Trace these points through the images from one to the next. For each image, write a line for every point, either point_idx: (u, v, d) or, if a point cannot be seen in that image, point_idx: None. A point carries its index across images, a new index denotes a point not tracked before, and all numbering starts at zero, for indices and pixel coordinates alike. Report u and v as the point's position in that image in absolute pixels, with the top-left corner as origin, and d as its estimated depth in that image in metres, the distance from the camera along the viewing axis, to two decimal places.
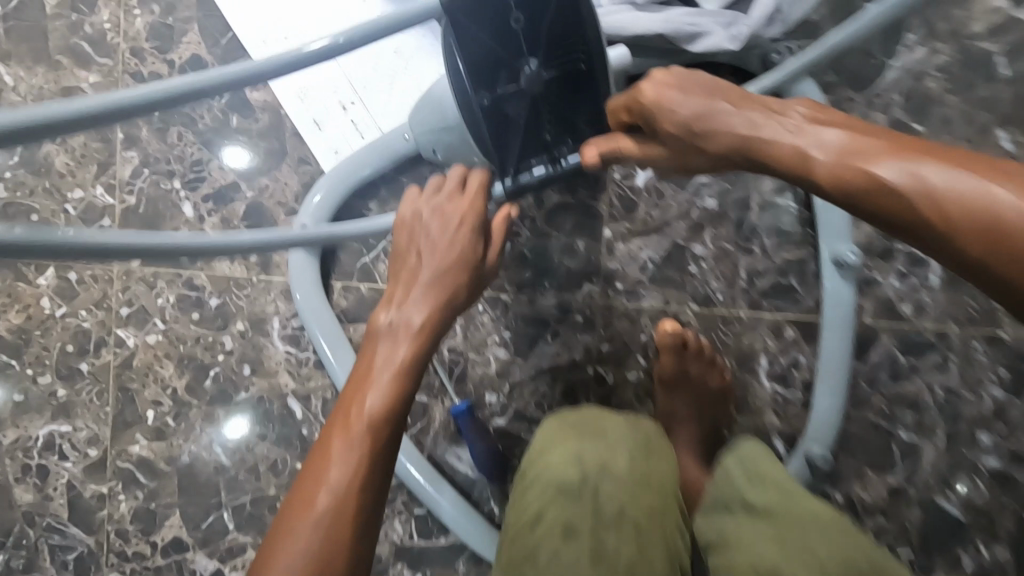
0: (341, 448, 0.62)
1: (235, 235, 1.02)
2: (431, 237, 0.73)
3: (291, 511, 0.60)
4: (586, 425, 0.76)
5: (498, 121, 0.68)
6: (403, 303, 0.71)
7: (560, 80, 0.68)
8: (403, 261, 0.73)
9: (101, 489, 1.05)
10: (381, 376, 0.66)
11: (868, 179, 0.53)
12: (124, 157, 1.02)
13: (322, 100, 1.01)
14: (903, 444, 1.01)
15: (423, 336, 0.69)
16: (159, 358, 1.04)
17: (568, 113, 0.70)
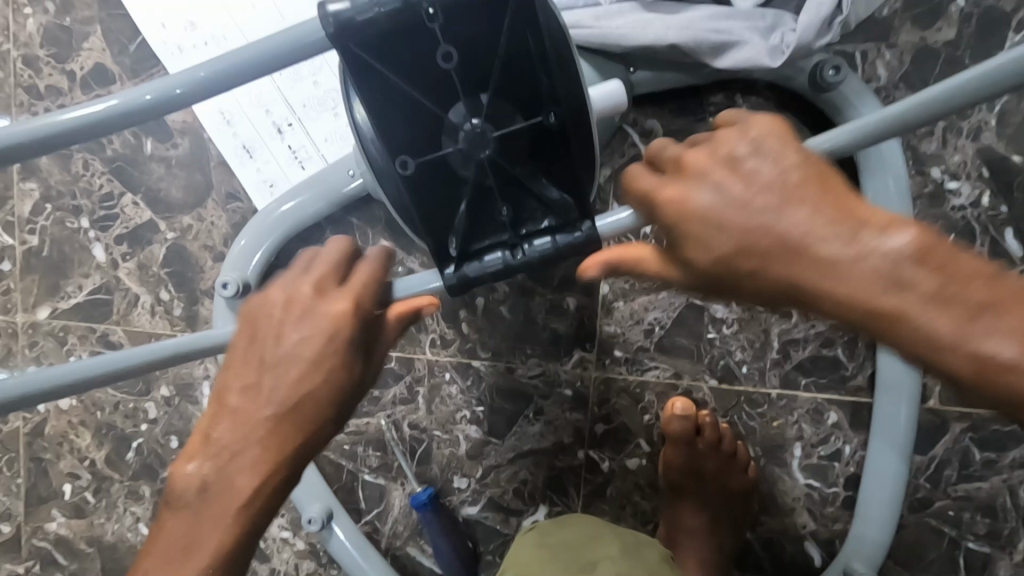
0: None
1: (154, 284, 0.85)
2: (277, 352, 0.49)
3: None
4: (577, 538, 0.71)
5: (432, 195, 0.52)
6: (224, 452, 0.48)
7: (514, 138, 0.51)
8: (233, 379, 0.50)
9: (17, 569, 0.92)
10: (181, 562, 0.46)
11: None
12: (22, 190, 0.85)
13: (251, 120, 0.81)
14: (973, 557, 0.81)
15: (242, 499, 0.47)
16: (74, 425, 0.89)
17: (531, 185, 0.52)
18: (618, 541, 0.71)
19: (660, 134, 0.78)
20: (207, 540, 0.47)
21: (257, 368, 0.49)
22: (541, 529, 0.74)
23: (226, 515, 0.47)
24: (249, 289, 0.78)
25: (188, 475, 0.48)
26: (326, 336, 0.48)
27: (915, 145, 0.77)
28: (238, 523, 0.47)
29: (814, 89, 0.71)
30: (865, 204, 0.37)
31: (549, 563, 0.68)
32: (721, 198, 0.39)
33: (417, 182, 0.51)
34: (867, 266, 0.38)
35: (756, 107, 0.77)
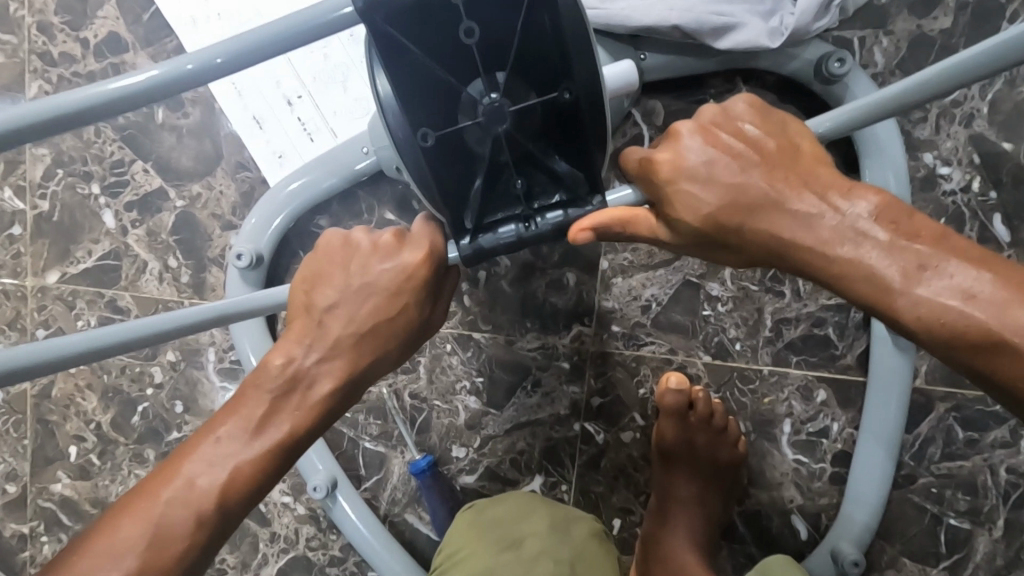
0: (177, 496, 0.50)
1: (163, 251, 0.87)
2: (365, 280, 0.57)
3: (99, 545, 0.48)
4: (509, 514, 0.74)
5: (451, 169, 0.52)
6: (323, 341, 0.56)
7: (530, 115, 0.52)
8: (322, 296, 0.57)
9: (22, 529, 0.94)
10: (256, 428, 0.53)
11: (935, 311, 0.44)
12: (34, 154, 0.87)
13: (263, 93, 0.83)
14: (953, 533, 0.83)
15: (329, 392, 0.56)
16: (81, 388, 0.91)
17: (543, 160, 0.54)
18: (549, 515, 0.74)
19: (662, 114, 0.79)
20: (276, 426, 0.54)
21: (345, 291, 0.57)
22: (479, 504, 0.77)
23: (313, 401, 0.55)
24: (261, 260, 0.80)
25: (269, 368, 0.54)
26: (409, 278, 0.57)
27: (908, 130, 0.79)
28: (306, 416, 0.55)
29: (814, 74, 0.73)
30: (801, 186, 0.49)
31: (482, 541, 0.72)
32: (692, 168, 0.51)
33: (437, 155, 0.52)
34: (811, 226, 0.48)
35: (756, 90, 0.79)
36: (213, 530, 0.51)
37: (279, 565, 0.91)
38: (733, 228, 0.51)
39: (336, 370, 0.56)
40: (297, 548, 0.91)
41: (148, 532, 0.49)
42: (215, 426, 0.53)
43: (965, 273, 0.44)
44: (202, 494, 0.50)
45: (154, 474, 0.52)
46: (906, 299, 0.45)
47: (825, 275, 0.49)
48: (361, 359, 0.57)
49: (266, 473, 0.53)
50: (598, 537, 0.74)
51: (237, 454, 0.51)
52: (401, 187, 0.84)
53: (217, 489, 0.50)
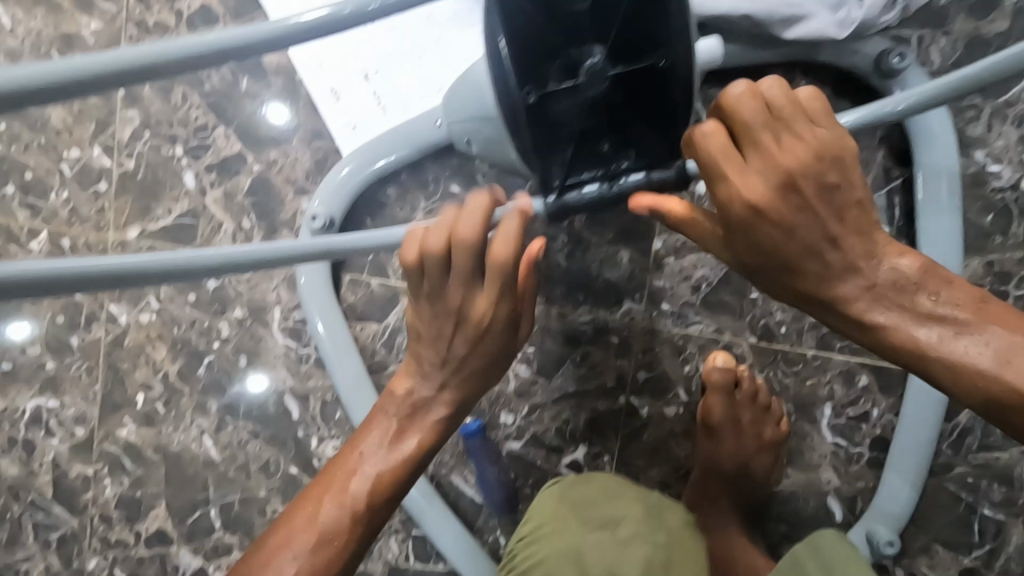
0: (330, 517, 0.61)
1: (238, 213, 0.92)
2: (463, 303, 0.60)
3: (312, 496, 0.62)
4: (597, 495, 0.72)
5: (547, 124, 0.56)
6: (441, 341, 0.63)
7: (625, 81, 0.55)
8: (425, 327, 0.63)
9: (87, 471, 0.99)
10: (415, 409, 0.65)
11: (969, 375, 0.48)
12: (123, 116, 0.92)
13: (342, 67, 0.88)
14: (987, 523, 0.85)
15: (453, 397, 0.66)
16: (151, 339, 0.96)
17: (631, 125, 0.57)
18: (642, 502, 0.72)
19: None
20: (433, 408, 0.65)
21: (442, 314, 0.61)
22: (565, 480, 0.75)
23: (448, 393, 0.65)
24: (333, 224, 0.85)
25: (417, 371, 0.65)
26: (495, 294, 0.59)
27: (961, 127, 0.82)
28: (436, 419, 0.65)
29: (874, 69, 0.77)
30: (854, 240, 0.52)
31: (571, 519, 0.70)
32: (754, 198, 0.51)
33: (537, 110, 0.55)
34: (853, 286, 0.52)
35: (814, 84, 0.82)
36: (381, 512, 0.63)
37: None
38: (779, 265, 0.53)
39: (446, 400, 0.65)
40: None
41: (342, 500, 0.61)
42: (346, 458, 0.63)
43: (1001, 341, 0.47)
44: (346, 514, 0.61)
45: (324, 472, 0.64)
46: (938, 358, 0.49)
47: (851, 325, 0.53)
48: (467, 385, 0.65)
49: (397, 492, 0.63)
50: (688, 524, 0.73)
51: (371, 476, 0.62)
52: (468, 163, 0.88)
53: (360, 509, 0.61)
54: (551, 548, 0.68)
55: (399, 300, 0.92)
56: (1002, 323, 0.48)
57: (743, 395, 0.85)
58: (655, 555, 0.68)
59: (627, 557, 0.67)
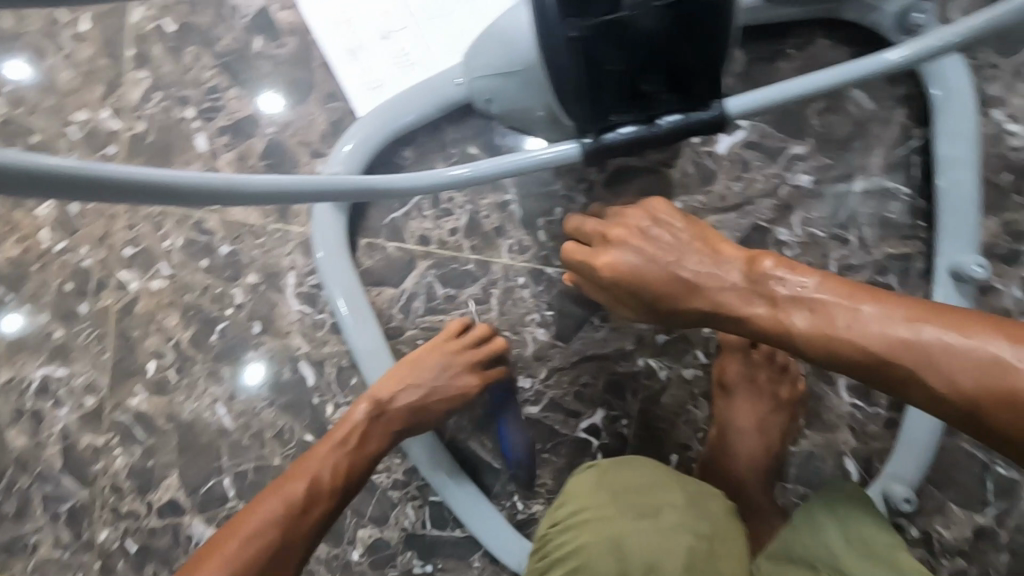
0: (265, 508, 0.73)
1: (251, 176, 0.90)
2: (421, 375, 0.83)
3: (260, 501, 0.74)
4: (640, 483, 0.70)
5: (589, 64, 0.54)
6: (408, 376, 0.83)
7: (674, 16, 0.52)
8: (395, 374, 0.84)
9: (97, 441, 0.97)
10: (364, 435, 0.80)
11: (867, 351, 0.54)
12: (133, 77, 0.91)
13: (359, 27, 0.87)
14: (1001, 481, 0.87)
15: (398, 426, 0.81)
16: (162, 306, 0.95)
17: (678, 64, 0.54)
18: (682, 489, 0.69)
19: (743, 62, 0.83)
20: (372, 437, 0.80)
21: (417, 377, 0.84)
22: (603, 465, 0.73)
23: (390, 426, 0.81)
24: None
25: (374, 401, 0.81)
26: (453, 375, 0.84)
27: (981, 88, 0.82)
28: (373, 445, 0.80)
29: (897, 26, 0.77)
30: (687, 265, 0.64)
31: (610, 504, 0.68)
32: (646, 238, 0.68)
33: (581, 47, 0.53)
34: (734, 296, 0.63)
35: (835, 44, 0.82)
36: (318, 524, 0.75)
37: None
38: (683, 293, 0.65)
39: (399, 423, 0.82)
40: None
41: (292, 502, 0.73)
42: (306, 460, 0.78)
43: (901, 322, 0.53)
44: (289, 510, 0.73)
45: (280, 481, 0.76)
46: (845, 343, 0.55)
47: (768, 334, 0.61)
48: (412, 425, 0.82)
49: (330, 502, 0.76)
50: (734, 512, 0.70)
51: (317, 480, 0.76)
52: (486, 125, 0.88)
53: (299, 511, 0.73)
54: (587, 535, 0.65)
55: (416, 264, 0.91)
56: (933, 319, 0.53)
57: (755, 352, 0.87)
58: (700, 545, 0.64)
59: (670, 547, 0.63)
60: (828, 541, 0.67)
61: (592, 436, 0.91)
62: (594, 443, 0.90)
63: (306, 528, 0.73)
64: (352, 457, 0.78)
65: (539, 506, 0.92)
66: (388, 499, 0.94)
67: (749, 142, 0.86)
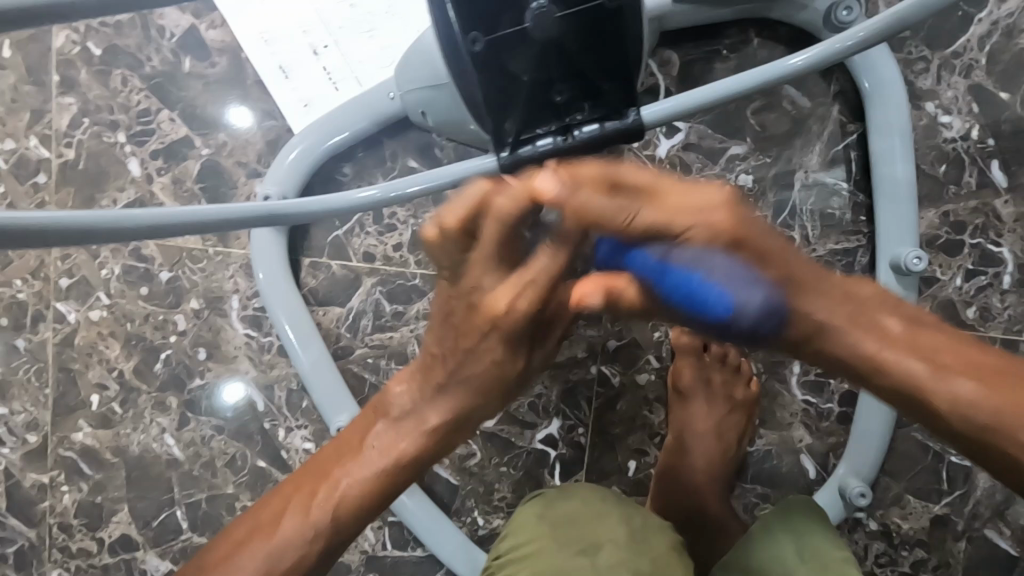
0: (288, 525, 0.54)
1: (188, 199, 0.88)
2: (463, 358, 0.54)
3: (256, 523, 0.54)
4: (580, 515, 0.71)
5: (495, 75, 0.53)
6: (456, 348, 0.54)
7: (577, 22, 0.51)
8: (435, 342, 0.55)
9: (42, 479, 0.94)
10: (399, 432, 0.56)
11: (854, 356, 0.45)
12: (59, 103, 0.88)
13: (290, 43, 0.85)
14: (954, 469, 0.87)
15: (438, 430, 0.57)
16: (103, 337, 0.92)
17: (587, 71, 0.53)
18: (625, 520, 0.71)
19: (677, 64, 0.82)
20: (404, 443, 0.56)
21: (441, 351, 0.55)
22: (547, 496, 0.74)
23: (443, 409, 0.57)
24: None
25: (393, 399, 0.57)
26: (497, 327, 0.51)
27: (912, 82, 0.83)
28: (418, 446, 0.56)
29: (824, 23, 0.77)
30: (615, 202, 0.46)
31: (550, 538, 0.69)
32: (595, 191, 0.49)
33: (484, 61, 0.52)
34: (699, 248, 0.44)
35: (768, 42, 0.82)
36: (342, 537, 0.55)
37: None
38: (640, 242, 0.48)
39: (437, 417, 0.57)
40: None
41: (307, 522, 0.54)
42: (336, 455, 0.57)
43: (884, 340, 0.45)
44: (312, 526, 0.54)
45: (291, 480, 0.56)
46: (943, 396, 0.44)
47: (870, 368, 0.45)
48: (458, 407, 0.57)
49: (370, 508, 0.56)
50: (676, 550, 0.71)
51: (343, 486, 0.55)
52: (425, 137, 0.87)
53: (324, 530, 0.54)
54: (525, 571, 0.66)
55: (361, 282, 0.89)
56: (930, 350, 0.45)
57: (710, 355, 0.85)
58: None
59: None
60: (782, 554, 0.67)
61: (549, 446, 0.89)
62: (552, 454, 0.89)
63: (328, 548, 0.54)
64: (390, 460, 0.56)
65: (499, 521, 0.90)
66: None
67: (689, 144, 0.86)
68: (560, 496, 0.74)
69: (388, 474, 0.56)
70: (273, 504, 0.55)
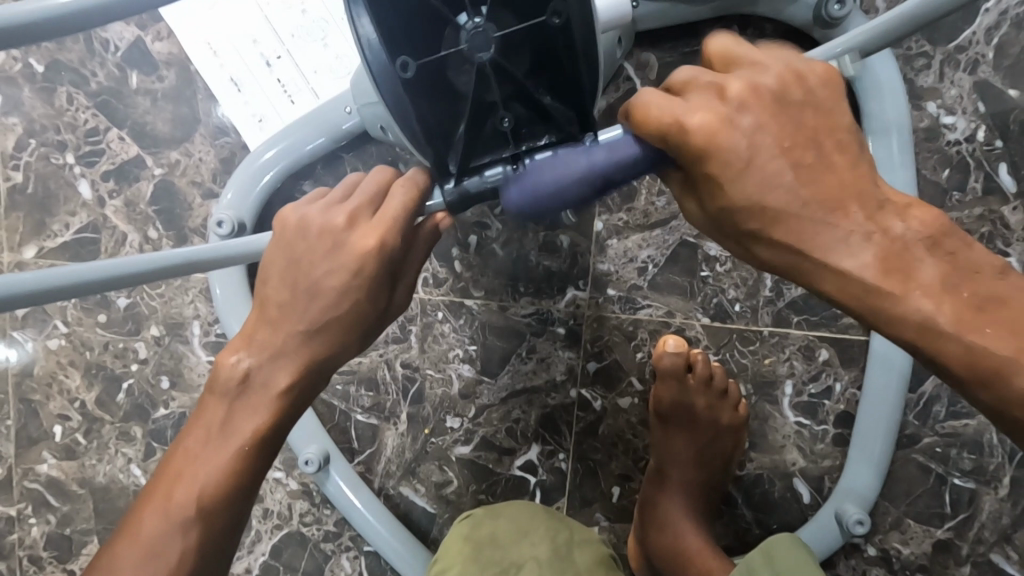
0: (152, 530, 0.47)
1: (142, 222, 0.83)
2: (316, 278, 0.50)
3: (119, 539, 0.48)
4: (506, 533, 0.67)
5: (433, 105, 0.51)
6: (295, 294, 0.51)
7: (515, 44, 0.50)
8: (273, 291, 0.51)
9: (9, 511, 0.91)
10: (247, 404, 0.51)
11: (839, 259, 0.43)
12: (4, 124, 0.83)
13: (241, 55, 0.80)
14: (959, 492, 0.82)
15: (288, 392, 0.51)
16: (63, 366, 0.89)
17: (531, 94, 0.51)
18: (548, 536, 0.67)
19: (656, 67, 0.76)
20: (255, 411, 0.51)
21: (295, 282, 0.51)
22: (477, 516, 0.70)
23: (292, 368, 0.51)
24: (242, 228, 0.77)
25: (223, 370, 0.51)
26: (367, 268, 0.50)
27: (912, 79, 0.76)
28: (268, 419, 0.50)
29: (815, 19, 0.70)
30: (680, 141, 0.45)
31: (472, 560, 0.65)
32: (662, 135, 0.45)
33: (418, 87, 0.50)
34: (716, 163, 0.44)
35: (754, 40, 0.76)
36: (221, 531, 0.48)
37: (273, 542, 0.90)
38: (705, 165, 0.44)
39: (294, 363, 0.51)
40: (290, 524, 0.90)
41: (166, 521, 0.47)
42: (183, 451, 0.50)
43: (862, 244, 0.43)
44: (179, 527, 0.47)
45: (152, 482, 0.50)
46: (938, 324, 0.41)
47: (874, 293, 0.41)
48: (316, 358, 0.51)
49: (237, 498, 0.50)
50: (601, 563, 0.66)
51: (198, 481, 0.48)
52: (388, 152, 0.81)
53: (188, 518, 0.47)
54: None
55: None
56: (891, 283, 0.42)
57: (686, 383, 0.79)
58: None
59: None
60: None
61: (528, 473, 0.85)
62: (531, 481, 0.85)
63: (202, 545, 0.47)
64: (241, 443, 0.50)
65: None
66: (321, 551, 0.89)
67: None
68: (484, 515, 0.70)
69: (238, 455, 0.49)
70: (132, 516, 0.49)
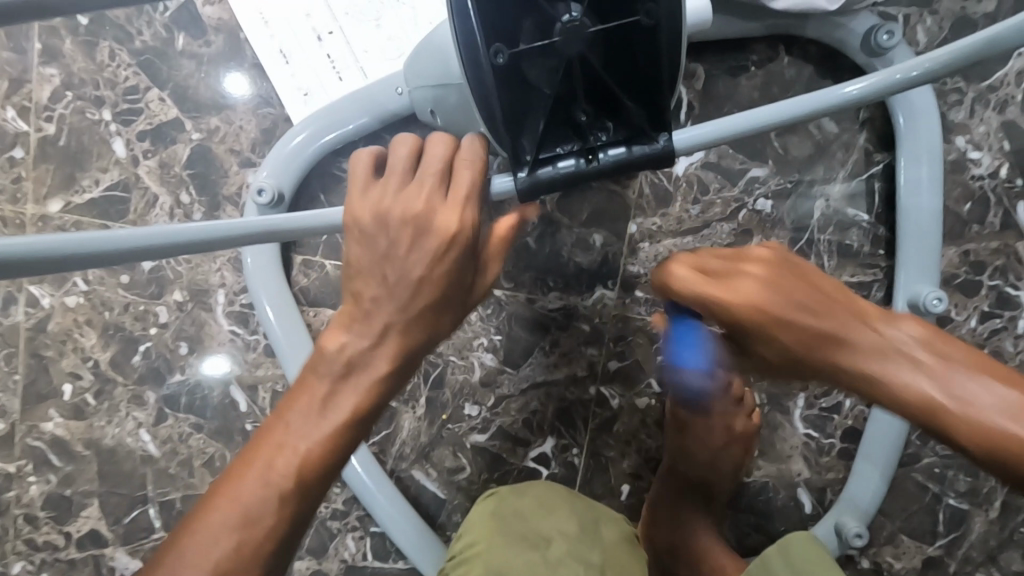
0: (252, 497, 0.47)
1: (175, 185, 0.83)
2: (408, 252, 0.51)
3: (210, 502, 0.47)
4: (532, 507, 0.68)
5: (516, 93, 0.53)
6: (395, 273, 0.51)
7: (603, 40, 0.52)
8: (367, 268, 0.52)
9: (7, 468, 0.88)
10: (348, 380, 0.51)
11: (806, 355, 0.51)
12: (41, 74, 0.82)
13: (293, 27, 0.80)
14: (952, 512, 0.85)
15: (390, 371, 0.52)
16: (79, 324, 0.88)
17: (610, 91, 0.53)
18: (575, 515, 0.68)
19: (702, 78, 0.78)
20: (354, 389, 0.51)
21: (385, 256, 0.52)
22: (500, 493, 0.70)
23: (391, 349, 0.52)
24: (282, 198, 0.76)
25: (325, 351, 0.51)
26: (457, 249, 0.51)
27: (944, 113, 0.79)
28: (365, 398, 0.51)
29: (861, 45, 0.73)
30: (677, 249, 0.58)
31: (497, 531, 0.65)
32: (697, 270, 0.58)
33: (508, 72, 0.52)
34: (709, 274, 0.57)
35: (798, 61, 0.78)
36: (313, 502, 0.49)
37: None
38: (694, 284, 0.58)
39: (392, 343, 0.52)
40: None
41: (265, 489, 0.47)
42: (282, 423, 0.49)
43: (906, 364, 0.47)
44: (281, 498, 0.47)
45: (245, 452, 0.49)
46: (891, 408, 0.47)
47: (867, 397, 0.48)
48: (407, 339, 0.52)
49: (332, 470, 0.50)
50: (625, 541, 0.69)
51: (302, 454, 0.48)
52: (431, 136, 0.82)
53: (288, 488, 0.48)
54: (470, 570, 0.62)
55: None
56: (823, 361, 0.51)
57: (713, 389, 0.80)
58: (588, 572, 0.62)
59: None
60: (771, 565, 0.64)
61: (541, 465, 0.86)
62: (543, 473, 0.86)
63: (298, 514, 0.48)
64: (342, 419, 0.50)
65: None
66: (328, 529, 0.89)
67: (708, 161, 0.82)
68: (505, 492, 0.70)
69: (339, 430, 0.50)
70: (223, 481, 0.48)
